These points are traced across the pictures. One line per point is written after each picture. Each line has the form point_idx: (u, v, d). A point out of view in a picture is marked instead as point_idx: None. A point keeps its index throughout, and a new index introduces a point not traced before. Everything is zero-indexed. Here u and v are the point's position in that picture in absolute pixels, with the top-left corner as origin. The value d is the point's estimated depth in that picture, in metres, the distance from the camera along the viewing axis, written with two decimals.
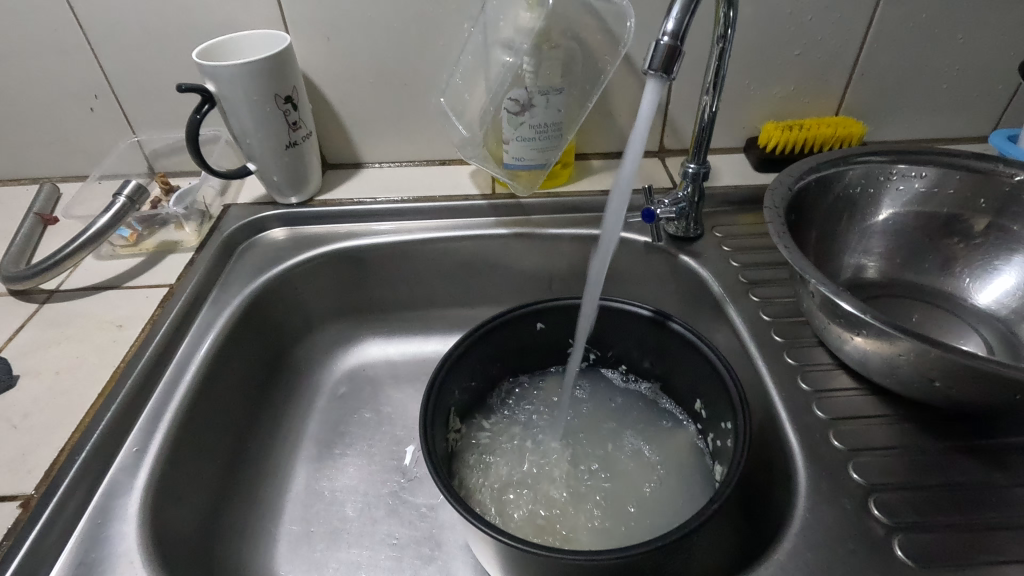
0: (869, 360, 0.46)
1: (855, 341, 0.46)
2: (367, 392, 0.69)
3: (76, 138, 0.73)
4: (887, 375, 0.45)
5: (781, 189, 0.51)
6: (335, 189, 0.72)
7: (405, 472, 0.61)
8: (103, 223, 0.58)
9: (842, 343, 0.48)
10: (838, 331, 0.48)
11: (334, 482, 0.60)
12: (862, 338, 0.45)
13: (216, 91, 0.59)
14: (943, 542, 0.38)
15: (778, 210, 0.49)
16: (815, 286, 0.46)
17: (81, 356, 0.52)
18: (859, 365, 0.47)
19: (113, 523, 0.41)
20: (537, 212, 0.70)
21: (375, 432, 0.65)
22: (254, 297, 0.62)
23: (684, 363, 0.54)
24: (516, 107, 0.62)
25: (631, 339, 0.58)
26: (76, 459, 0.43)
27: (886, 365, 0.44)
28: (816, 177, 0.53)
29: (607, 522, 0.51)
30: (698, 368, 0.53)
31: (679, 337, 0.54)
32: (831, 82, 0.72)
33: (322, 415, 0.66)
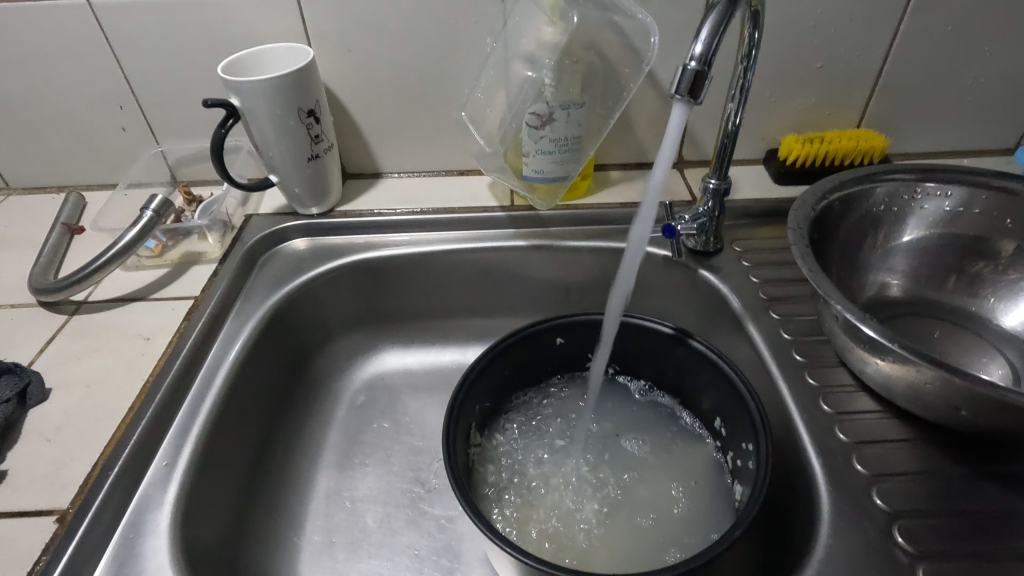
0: (893, 384, 0.46)
1: (878, 365, 0.46)
2: (386, 402, 0.70)
3: (101, 148, 0.74)
4: (912, 400, 0.45)
5: (805, 209, 0.51)
6: (355, 200, 0.73)
7: (424, 483, 0.62)
8: (130, 236, 0.59)
9: (864, 365, 0.48)
10: (860, 353, 0.47)
11: (355, 492, 0.61)
12: (886, 363, 0.45)
13: (240, 105, 0.60)
14: (968, 572, 0.38)
15: (802, 230, 0.49)
16: (839, 310, 0.46)
17: (111, 369, 0.53)
18: (882, 388, 0.47)
19: (145, 537, 0.42)
20: (556, 225, 0.70)
21: (393, 442, 0.66)
22: (277, 308, 0.62)
23: (703, 378, 0.55)
24: (537, 121, 0.62)
25: (650, 353, 0.59)
26: (109, 473, 0.44)
27: (910, 390, 0.44)
28: (839, 196, 0.53)
29: (626, 539, 0.51)
30: (718, 384, 0.53)
31: (699, 352, 0.54)
32: (853, 94, 0.71)
33: (342, 424, 0.67)
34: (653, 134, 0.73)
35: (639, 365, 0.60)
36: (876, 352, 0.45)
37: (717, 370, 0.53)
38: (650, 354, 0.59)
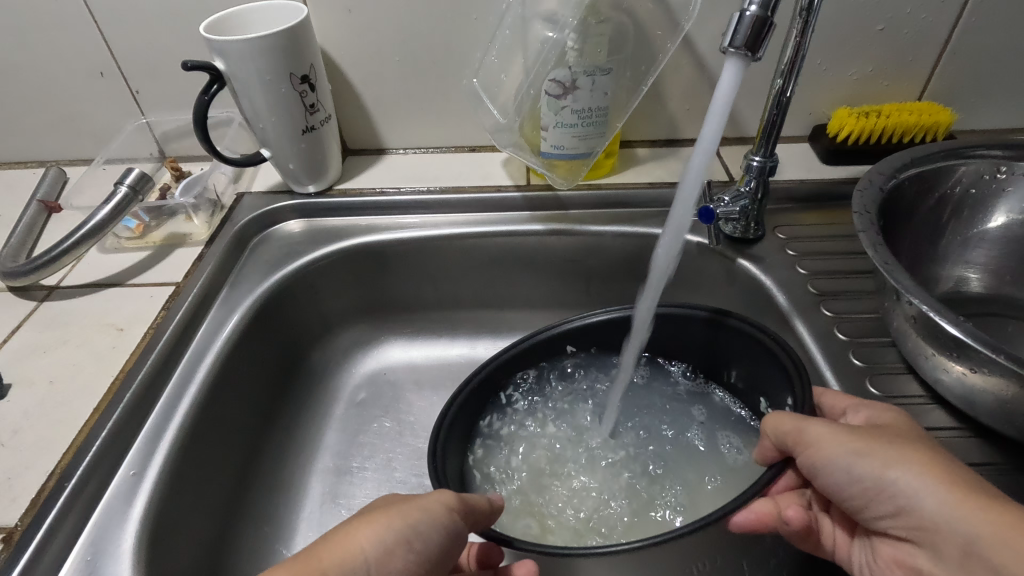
0: (977, 398, 0.39)
1: (959, 374, 0.39)
2: (389, 398, 0.64)
3: (82, 119, 0.68)
4: (1001, 419, 0.38)
5: (871, 188, 0.44)
6: (356, 178, 0.67)
7: (428, 491, 0.56)
8: (104, 214, 0.53)
9: (939, 374, 0.41)
10: (935, 359, 0.40)
11: (352, 500, 0.55)
12: (971, 372, 0.38)
13: (226, 69, 0.53)
14: None
15: (870, 215, 0.42)
16: (914, 305, 0.38)
17: (79, 364, 0.47)
18: (962, 401, 0.40)
19: (104, 560, 0.37)
20: (576, 207, 0.63)
21: (396, 444, 0.60)
22: (267, 296, 0.56)
23: (754, 361, 0.47)
24: (557, 89, 0.54)
25: (691, 334, 0.51)
26: (66, 486, 0.38)
27: (998, 408, 0.37)
28: (911, 175, 0.47)
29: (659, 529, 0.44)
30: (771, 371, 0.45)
31: (751, 331, 0.47)
32: (917, 63, 0.63)
33: (340, 422, 0.61)
34: (686, 107, 0.66)
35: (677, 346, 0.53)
36: (961, 359, 0.38)
37: (770, 354, 0.45)
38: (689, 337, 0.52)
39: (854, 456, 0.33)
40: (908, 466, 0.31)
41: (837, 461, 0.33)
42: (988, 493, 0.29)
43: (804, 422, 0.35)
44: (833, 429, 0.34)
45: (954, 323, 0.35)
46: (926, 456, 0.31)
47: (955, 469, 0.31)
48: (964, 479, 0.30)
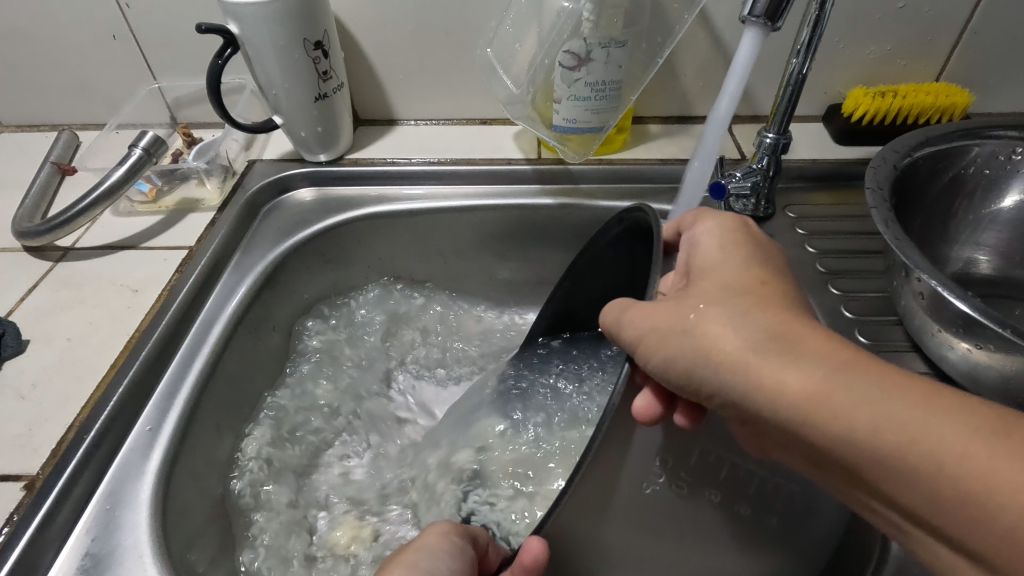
0: (981, 375, 0.39)
1: (963, 351, 0.39)
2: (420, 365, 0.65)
3: (94, 83, 0.68)
4: (1003, 396, 0.38)
5: (885, 166, 0.44)
6: (367, 148, 0.67)
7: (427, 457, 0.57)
8: (118, 176, 0.54)
9: (942, 352, 0.41)
10: (940, 336, 0.41)
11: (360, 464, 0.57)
12: (976, 350, 0.38)
13: (239, 33, 0.53)
14: None
15: (882, 191, 0.42)
16: (923, 281, 0.39)
17: (95, 323, 0.48)
18: (965, 378, 0.40)
19: (123, 510, 0.38)
20: (587, 181, 0.63)
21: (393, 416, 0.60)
22: (278, 263, 0.57)
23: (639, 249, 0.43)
24: (572, 61, 0.54)
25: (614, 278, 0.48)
26: (84, 438, 0.40)
27: (999, 382, 0.38)
28: (925, 154, 0.47)
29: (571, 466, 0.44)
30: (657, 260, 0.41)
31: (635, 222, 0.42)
32: (936, 42, 0.62)
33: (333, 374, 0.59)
34: (699, 83, 0.65)
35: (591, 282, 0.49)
36: (967, 335, 0.38)
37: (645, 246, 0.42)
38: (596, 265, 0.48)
39: (673, 363, 0.33)
40: (721, 367, 0.31)
41: (657, 360, 0.34)
42: (800, 357, 0.29)
43: (622, 325, 0.35)
44: (644, 333, 0.34)
45: (963, 299, 0.36)
46: (733, 326, 0.31)
47: (766, 325, 0.30)
48: (776, 338, 0.30)
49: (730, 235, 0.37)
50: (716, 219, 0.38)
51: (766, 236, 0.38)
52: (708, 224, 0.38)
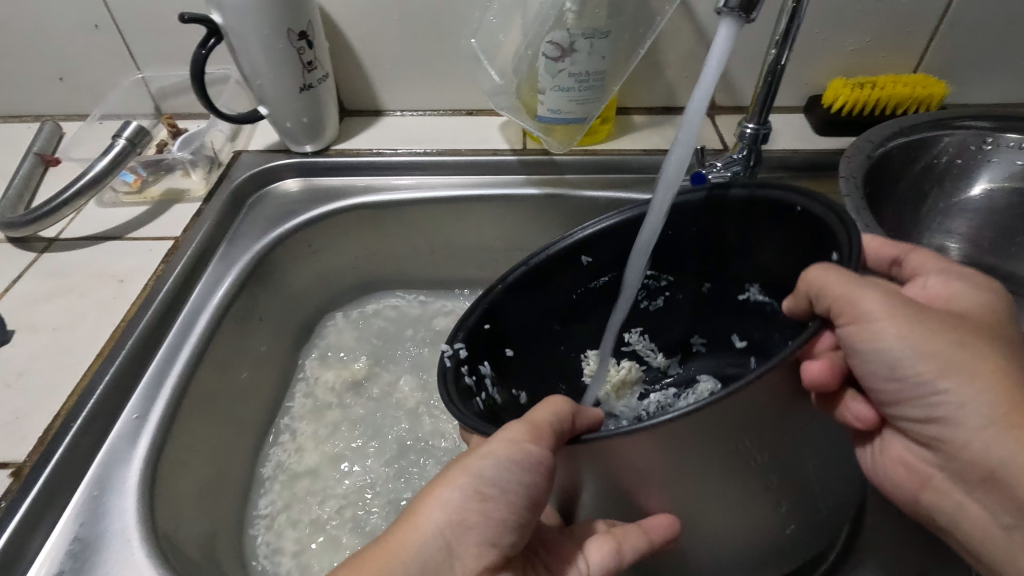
0: None
1: None
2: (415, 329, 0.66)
3: (77, 73, 0.68)
4: None
5: (860, 155, 0.46)
6: (353, 138, 0.67)
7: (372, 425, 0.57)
8: (102, 166, 0.54)
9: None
10: None
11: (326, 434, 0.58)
12: None
13: (223, 23, 0.53)
14: None
15: (855, 179, 0.44)
16: (892, 270, 0.40)
17: (80, 312, 0.49)
18: None
19: (110, 496, 0.38)
20: (572, 172, 0.63)
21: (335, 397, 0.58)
22: (265, 253, 0.57)
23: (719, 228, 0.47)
24: (555, 52, 0.55)
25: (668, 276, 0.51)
26: (71, 426, 0.40)
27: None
28: (899, 144, 0.48)
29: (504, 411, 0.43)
30: (805, 236, 0.41)
31: (693, 206, 0.47)
32: (914, 34, 0.63)
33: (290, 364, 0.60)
34: (683, 74, 0.66)
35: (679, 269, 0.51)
36: None
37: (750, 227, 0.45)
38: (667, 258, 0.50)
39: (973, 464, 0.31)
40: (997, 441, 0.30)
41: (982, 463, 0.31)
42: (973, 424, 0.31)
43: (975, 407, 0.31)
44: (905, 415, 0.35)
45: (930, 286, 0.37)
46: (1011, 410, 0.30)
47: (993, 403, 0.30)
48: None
49: (861, 286, 0.32)
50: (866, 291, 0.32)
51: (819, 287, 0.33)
52: (820, 282, 0.33)
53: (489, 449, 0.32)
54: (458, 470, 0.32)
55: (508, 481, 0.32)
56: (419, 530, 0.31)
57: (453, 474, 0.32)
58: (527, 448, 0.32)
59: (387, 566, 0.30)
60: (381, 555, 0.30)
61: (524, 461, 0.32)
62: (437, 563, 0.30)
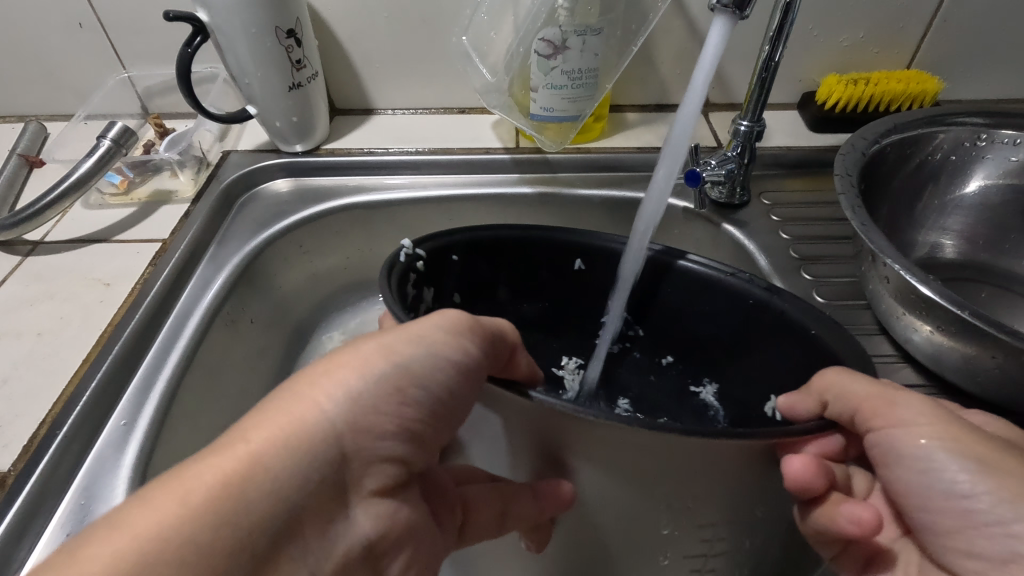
0: (943, 356, 0.40)
1: (927, 334, 0.40)
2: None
3: (61, 72, 0.67)
4: (967, 376, 0.39)
5: (854, 153, 0.46)
6: (344, 138, 0.66)
7: None
8: (87, 168, 0.53)
9: (907, 335, 0.42)
10: (905, 320, 0.42)
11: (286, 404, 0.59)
12: (938, 332, 0.39)
13: (209, 21, 0.52)
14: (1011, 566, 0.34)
15: (850, 177, 0.43)
16: (887, 266, 0.39)
17: (66, 317, 0.48)
18: (930, 360, 0.41)
19: (98, 504, 0.38)
20: (565, 170, 0.63)
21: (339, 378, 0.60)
22: (254, 253, 0.56)
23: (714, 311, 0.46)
24: (547, 49, 0.54)
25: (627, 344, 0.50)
26: (57, 433, 0.39)
27: (961, 361, 0.39)
28: (895, 139, 0.48)
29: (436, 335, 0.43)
30: (805, 348, 0.41)
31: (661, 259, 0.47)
32: (907, 30, 0.63)
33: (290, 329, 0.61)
34: (676, 70, 0.65)
35: (658, 338, 0.50)
36: (930, 318, 0.39)
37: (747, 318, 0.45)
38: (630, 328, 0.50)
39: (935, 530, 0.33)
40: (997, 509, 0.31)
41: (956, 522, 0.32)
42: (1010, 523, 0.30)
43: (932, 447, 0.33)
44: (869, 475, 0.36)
45: (925, 282, 0.37)
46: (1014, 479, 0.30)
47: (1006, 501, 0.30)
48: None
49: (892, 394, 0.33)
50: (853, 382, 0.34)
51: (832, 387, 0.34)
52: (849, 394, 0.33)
53: (420, 332, 0.31)
54: (375, 350, 0.30)
55: (431, 370, 0.31)
56: (309, 416, 0.27)
57: (368, 354, 0.30)
58: (465, 344, 0.32)
59: (266, 446, 0.26)
60: (251, 440, 0.26)
61: (461, 356, 0.32)
62: (318, 453, 0.27)
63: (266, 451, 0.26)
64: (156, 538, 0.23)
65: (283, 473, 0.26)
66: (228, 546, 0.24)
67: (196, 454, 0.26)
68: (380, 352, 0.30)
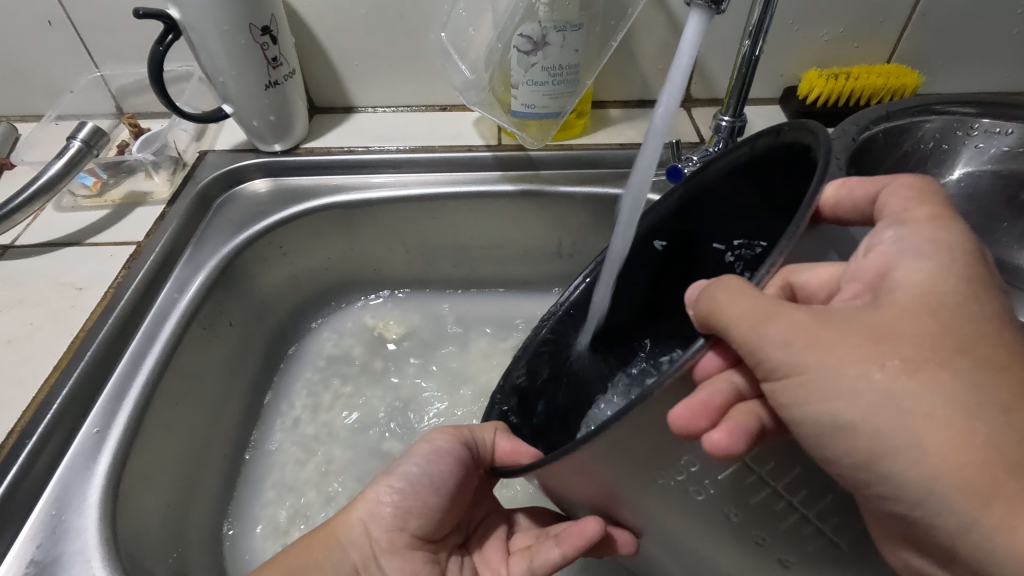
0: None
1: None
2: (371, 353, 0.63)
3: (31, 71, 0.65)
4: None
5: (845, 138, 0.47)
6: (323, 136, 0.65)
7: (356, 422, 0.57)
8: (58, 168, 0.52)
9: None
10: None
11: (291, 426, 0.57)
12: None
13: (180, 18, 0.51)
14: None
15: (840, 159, 0.45)
16: None
17: (36, 323, 0.47)
18: None
19: (70, 515, 0.37)
20: (547, 167, 0.62)
21: (348, 383, 0.60)
22: (233, 256, 0.55)
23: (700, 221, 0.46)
24: (527, 45, 0.53)
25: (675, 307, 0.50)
26: (26, 442, 0.38)
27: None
28: (884, 127, 0.49)
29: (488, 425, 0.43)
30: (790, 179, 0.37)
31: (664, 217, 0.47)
32: (887, 24, 0.63)
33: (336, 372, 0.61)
34: (658, 66, 0.65)
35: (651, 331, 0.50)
36: None
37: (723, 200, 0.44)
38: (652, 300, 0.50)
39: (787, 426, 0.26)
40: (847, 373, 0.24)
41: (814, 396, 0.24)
42: (926, 515, 0.22)
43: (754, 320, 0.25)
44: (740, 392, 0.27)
45: None
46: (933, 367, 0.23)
47: (964, 497, 0.21)
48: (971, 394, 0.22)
49: (761, 320, 0.25)
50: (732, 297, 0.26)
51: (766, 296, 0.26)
52: (729, 316, 0.26)
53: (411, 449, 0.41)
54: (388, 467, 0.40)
55: (417, 473, 0.39)
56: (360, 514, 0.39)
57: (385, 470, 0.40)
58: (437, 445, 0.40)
59: (336, 543, 0.38)
60: (329, 534, 0.38)
61: (436, 452, 0.40)
62: (363, 545, 0.38)
63: (331, 553, 0.38)
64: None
65: (341, 566, 0.38)
66: None
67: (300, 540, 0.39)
68: (382, 479, 0.40)
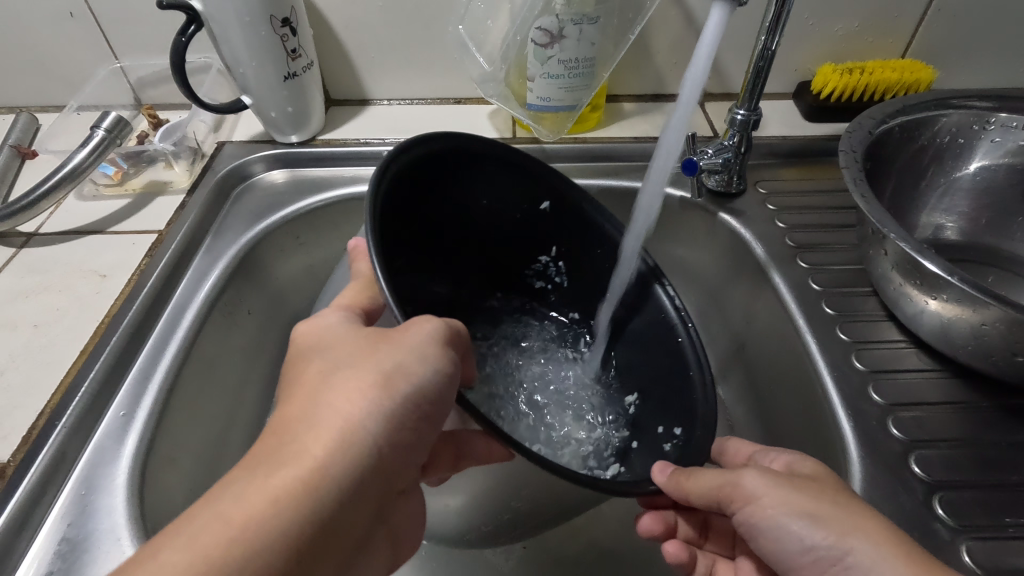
0: (948, 331, 0.42)
1: (930, 306, 0.42)
2: None
3: (51, 62, 0.66)
4: (972, 347, 0.41)
5: (861, 132, 0.48)
6: (340, 128, 0.66)
7: None
8: (82, 158, 0.52)
9: (915, 312, 0.44)
10: (912, 295, 0.43)
11: None
12: (938, 304, 0.42)
13: (202, 10, 0.51)
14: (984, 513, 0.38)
15: (855, 153, 0.45)
16: (890, 242, 0.42)
17: (62, 309, 0.48)
18: (939, 336, 0.43)
19: (99, 495, 0.38)
20: (562, 160, 0.63)
21: None
22: (252, 244, 0.56)
23: (567, 247, 0.52)
24: (544, 38, 0.54)
25: (433, 271, 0.48)
26: (57, 425, 0.39)
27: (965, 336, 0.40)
28: (900, 122, 0.50)
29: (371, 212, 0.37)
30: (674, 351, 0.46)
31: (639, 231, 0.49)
32: (902, 19, 0.63)
33: None
34: (672, 60, 0.65)
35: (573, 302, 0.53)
36: (926, 288, 0.42)
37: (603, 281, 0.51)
38: (451, 244, 0.49)
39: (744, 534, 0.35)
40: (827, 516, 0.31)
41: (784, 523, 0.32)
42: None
43: (738, 475, 0.34)
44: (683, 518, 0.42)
45: (931, 259, 0.39)
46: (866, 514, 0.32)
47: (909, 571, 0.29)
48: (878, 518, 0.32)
49: (733, 475, 0.34)
50: (700, 475, 0.34)
51: (715, 471, 0.35)
52: (700, 482, 0.34)
53: (420, 352, 0.31)
54: (388, 373, 0.30)
55: (434, 384, 0.32)
56: (352, 439, 0.29)
57: (380, 376, 0.30)
58: (449, 356, 0.33)
59: (319, 477, 0.28)
60: (310, 465, 0.28)
61: (449, 368, 0.32)
62: (364, 472, 0.29)
63: (317, 486, 0.28)
64: (236, 534, 0.26)
65: (339, 499, 0.28)
66: (290, 535, 0.27)
67: (256, 469, 0.28)
68: (386, 384, 0.30)
